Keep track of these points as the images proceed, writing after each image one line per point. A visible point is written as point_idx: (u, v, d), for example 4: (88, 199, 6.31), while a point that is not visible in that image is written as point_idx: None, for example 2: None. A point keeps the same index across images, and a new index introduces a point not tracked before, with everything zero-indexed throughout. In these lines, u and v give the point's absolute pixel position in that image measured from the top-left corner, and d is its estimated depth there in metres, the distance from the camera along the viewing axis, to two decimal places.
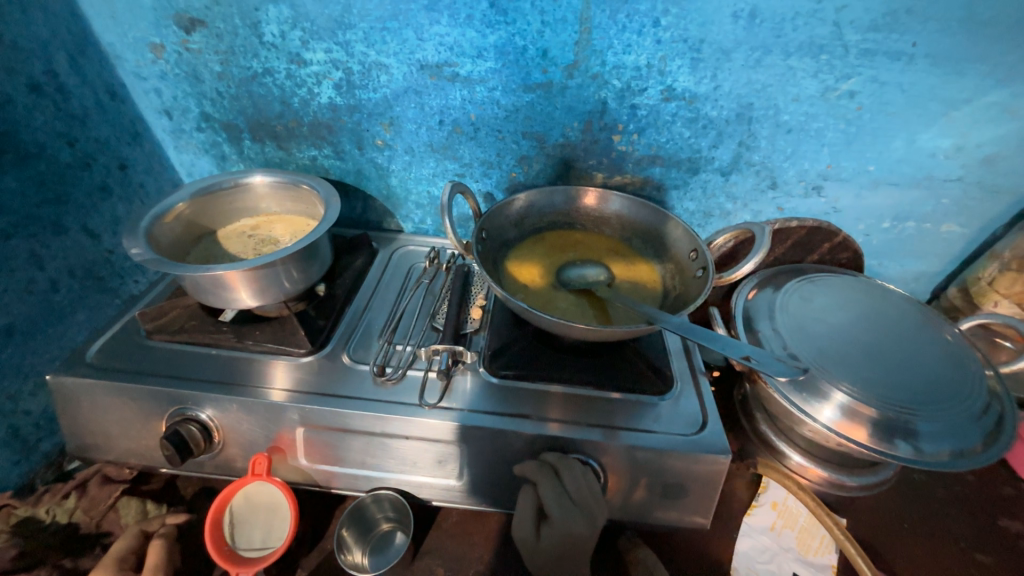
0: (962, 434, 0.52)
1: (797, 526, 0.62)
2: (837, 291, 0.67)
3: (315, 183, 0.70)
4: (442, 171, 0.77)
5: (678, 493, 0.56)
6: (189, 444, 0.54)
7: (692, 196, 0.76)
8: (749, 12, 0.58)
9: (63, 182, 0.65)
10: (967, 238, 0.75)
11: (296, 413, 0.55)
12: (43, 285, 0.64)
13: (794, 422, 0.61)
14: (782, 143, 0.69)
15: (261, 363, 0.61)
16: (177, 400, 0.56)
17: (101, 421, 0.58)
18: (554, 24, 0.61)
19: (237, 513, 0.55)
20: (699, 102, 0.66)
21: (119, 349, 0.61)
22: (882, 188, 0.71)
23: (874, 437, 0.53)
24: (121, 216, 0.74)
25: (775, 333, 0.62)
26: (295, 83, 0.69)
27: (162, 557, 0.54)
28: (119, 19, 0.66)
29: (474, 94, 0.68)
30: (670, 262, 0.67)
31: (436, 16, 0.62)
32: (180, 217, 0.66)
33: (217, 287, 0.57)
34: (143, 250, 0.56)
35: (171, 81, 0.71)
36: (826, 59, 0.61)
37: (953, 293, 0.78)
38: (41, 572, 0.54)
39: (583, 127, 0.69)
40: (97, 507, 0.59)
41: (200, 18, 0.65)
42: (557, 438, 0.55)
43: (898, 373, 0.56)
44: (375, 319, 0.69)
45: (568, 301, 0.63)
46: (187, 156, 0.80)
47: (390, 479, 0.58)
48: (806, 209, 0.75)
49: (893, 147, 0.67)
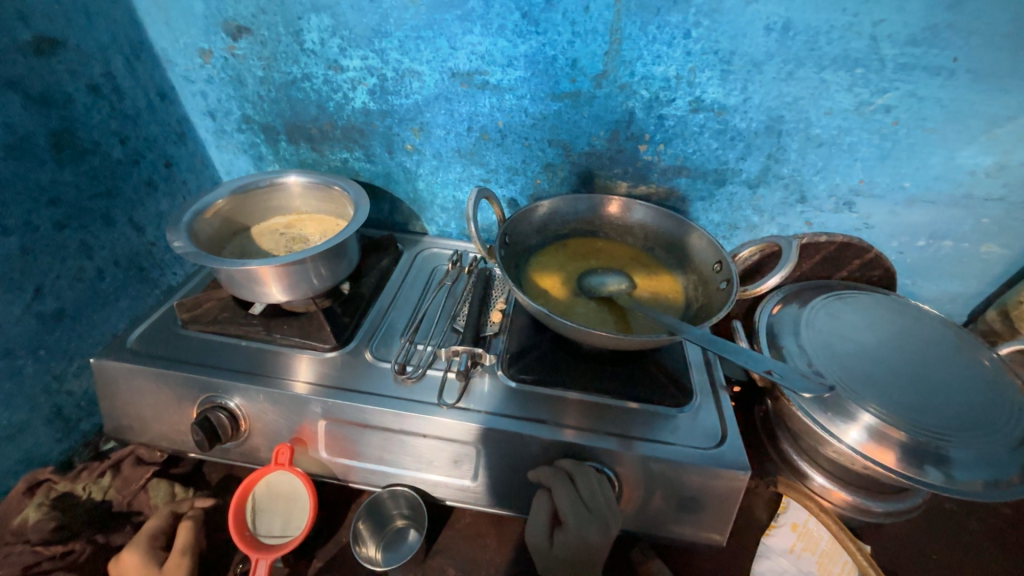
0: (998, 464, 0.50)
1: (817, 550, 0.60)
2: (867, 310, 0.65)
3: (346, 184, 0.72)
4: (468, 176, 0.78)
5: (693, 507, 0.55)
6: (217, 431, 0.56)
7: (718, 208, 0.75)
8: (782, 25, 0.58)
9: (114, 177, 0.69)
10: (1008, 259, 0.72)
11: (319, 407, 0.57)
12: (91, 273, 0.68)
13: (818, 441, 0.60)
14: (813, 156, 0.68)
15: (288, 357, 0.63)
16: (208, 388, 0.59)
17: (138, 405, 0.61)
18: (584, 35, 0.62)
19: (259, 500, 0.57)
20: (728, 114, 0.65)
21: (156, 336, 0.64)
22: (918, 205, 0.69)
23: (902, 462, 0.51)
24: (165, 211, 0.78)
25: (800, 349, 0.60)
26: (331, 88, 0.72)
27: (189, 539, 0.56)
28: (172, 26, 0.70)
29: (503, 101, 0.69)
30: (693, 273, 0.67)
31: (469, 25, 0.63)
32: (219, 213, 0.69)
33: (250, 282, 0.60)
34: (184, 244, 0.59)
35: (217, 84, 0.75)
36: (861, 73, 0.60)
37: (991, 317, 0.75)
38: (75, 546, 0.57)
39: (609, 137, 0.70)
40: (129, 486, 0.62)
41: (246, 25, 0.68)
42: (572, 445, 0.55)
43: (930, 397, 0.54)
44: (398, 318, 0.71)
45: (588, 308, 0.63)
46: (227, 156, 0.83)
47: (406, 476, 0.59)
48: (836, 225, 0.74)
49: (930, 163, 0.65)
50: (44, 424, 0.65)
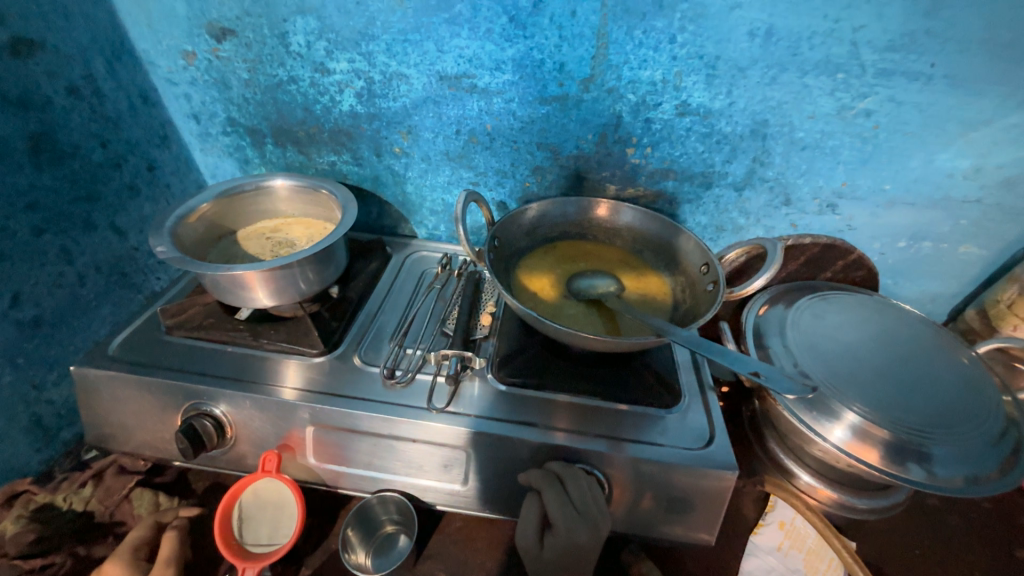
0: (977, 460, 0.51)
1: (804, 547, 0.60)
2: (850, 309, 0.66)
3: (334, 188, 0.71)
4: (457, 179, 0.78)
5: (683, 508, 0.56)
6: (203, 438, 0.55)
7: (705, 210, 0.76)
8: (765, 30, 0.59)
9: (95, 181, 0.68)
10: (986, 259, 0.74)
11: (307, 413, 0.57)
12: (71, 279, 0.66)
13: (804, 440, 0.61)
14: (796, 159, 0.69)
15: (275, 362, 0.62)
16: (193, 395, 0.58)
17: (120, 413, 0.60)
18: (571, 39, 0.62)
19: (246, 508, 0.56)
20: (713, 117, 0.66)
21: (140, 343, 0.63)
22: (899, 207, 0.71)
23: (885, 459, 0.52)
24: (148, 215, 0.77)
25: (786, 350, 0.61)
26: (318, 91, 0.71)
27: (174, 550, 0.55)
28: (154, 27, 0.69)
29: (491, 105, 0.69)
30: (681, 275, 0.67)
31: (456, 29, 0.63)
32: (204, 218, 0.68)
33: (236, 287, 0.59)
34: (168, 249, 0.58)
35: (201, 86, 0.74)
36: (843, 78, 0.61)
37: (971, 315, 0.77)
38: (56, 559, 0.56)
39: (597, 140, 0.70)
40: (111, 496, 0.61)
41: (231, 28, 0.67)
42: (562, 447, 0.55)
43: (913, 395, 0.55)
44: (386, 322, 0.70)
45: (577, 310, 0.64)
46: (211, 159, 0.82)
47: (396, 482, 0.59)
48: (820, 226, 0.75)
49: (910, 166, 0.67)
50: (22, 434, 0.63)
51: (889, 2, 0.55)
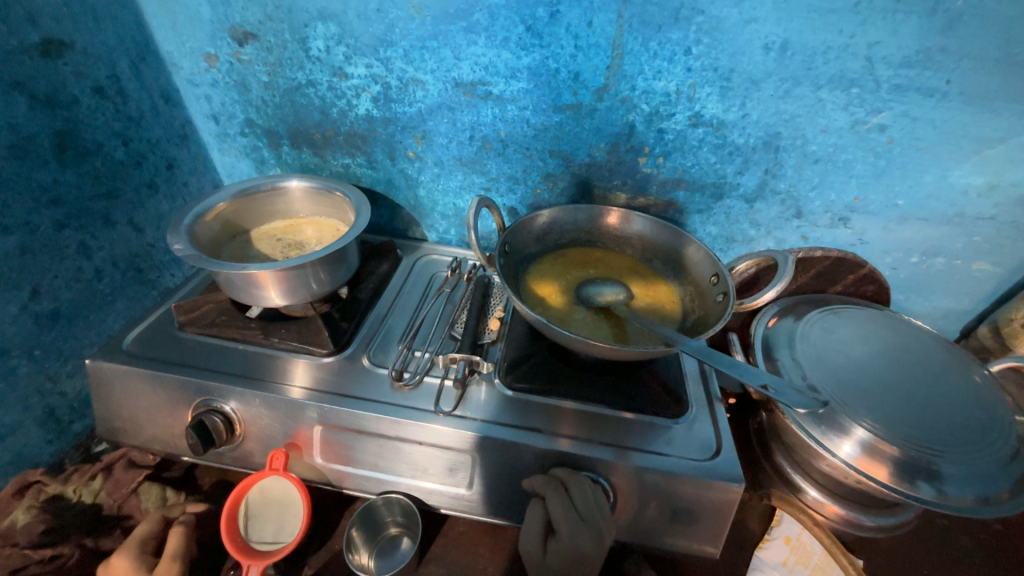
0: (989, 480, 0.51)
1: (811, 564, 0.59)
2: (861, 324, 0.66)
3: (348, 190, 0.72)
4: (469, 184, 0.79)
5: (689, 520, 0.55)
6: (212, 435, 0.56)
7: (715, 221, 0.76)
8: (780, 45, 0.59)
9: (116, 178, 0.69)
10: (999, 277, 0.73)
11: (315, 412, 0.57)
12: (89, 274, 0.68)
13: (812, 455, 0.60)
14: (809, 172, 0.69)
15: (285, 361, 0.62)
16: (204, 391, 0.58)
17: (131, 407, 0.61)
18: (586, 49, 0.63)
19: (252, 506, 0.56)
20: (726, 129, 0.66)
21: (154, 338, 0.64)
22: (911, 223, 0.71)
23: (894, 477, 0.52)
24: (165, 213, 0.78)
25: (794, 363, 0.61)
26: (335, 95, 0.72)
27: (180, 545, 0.55)
28: (178, 30, 0.70)
29: (505, 112, 0.70)
30: (691, 285, 0.67)
31: (473, 37, 0.64)
32: (220, 216, 0.69)
33: (250, 285, 0.60)
34: (184, 246, 0.59)
35: (221, 88, 0.75)
36: (857, 93, 0.61)
37: (983, 333, 0.76)
38: (64, 550, 0.57)
39: (609, 149, 0.71)
40: (120, 489, 0.62)
41: (253, 32, 0.69)
42: (567, 454, 0.55)
43: (923, 412, 0.55)
44: (395, 324, 0.71)
45: (586, 317, 0.64)
46: (229, 158, 0.84)
47: (400, 484, 0.59)
48: (832, 240, 0.75)
49: (923, 182, 0.66)
50: (36, 425, 0.64)
51: (904, 18, 0.55)
